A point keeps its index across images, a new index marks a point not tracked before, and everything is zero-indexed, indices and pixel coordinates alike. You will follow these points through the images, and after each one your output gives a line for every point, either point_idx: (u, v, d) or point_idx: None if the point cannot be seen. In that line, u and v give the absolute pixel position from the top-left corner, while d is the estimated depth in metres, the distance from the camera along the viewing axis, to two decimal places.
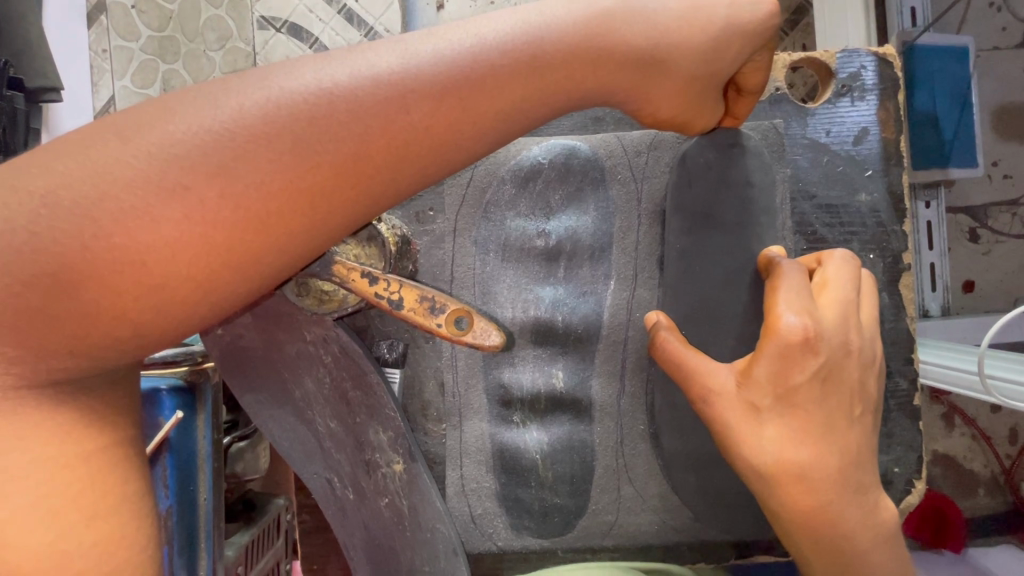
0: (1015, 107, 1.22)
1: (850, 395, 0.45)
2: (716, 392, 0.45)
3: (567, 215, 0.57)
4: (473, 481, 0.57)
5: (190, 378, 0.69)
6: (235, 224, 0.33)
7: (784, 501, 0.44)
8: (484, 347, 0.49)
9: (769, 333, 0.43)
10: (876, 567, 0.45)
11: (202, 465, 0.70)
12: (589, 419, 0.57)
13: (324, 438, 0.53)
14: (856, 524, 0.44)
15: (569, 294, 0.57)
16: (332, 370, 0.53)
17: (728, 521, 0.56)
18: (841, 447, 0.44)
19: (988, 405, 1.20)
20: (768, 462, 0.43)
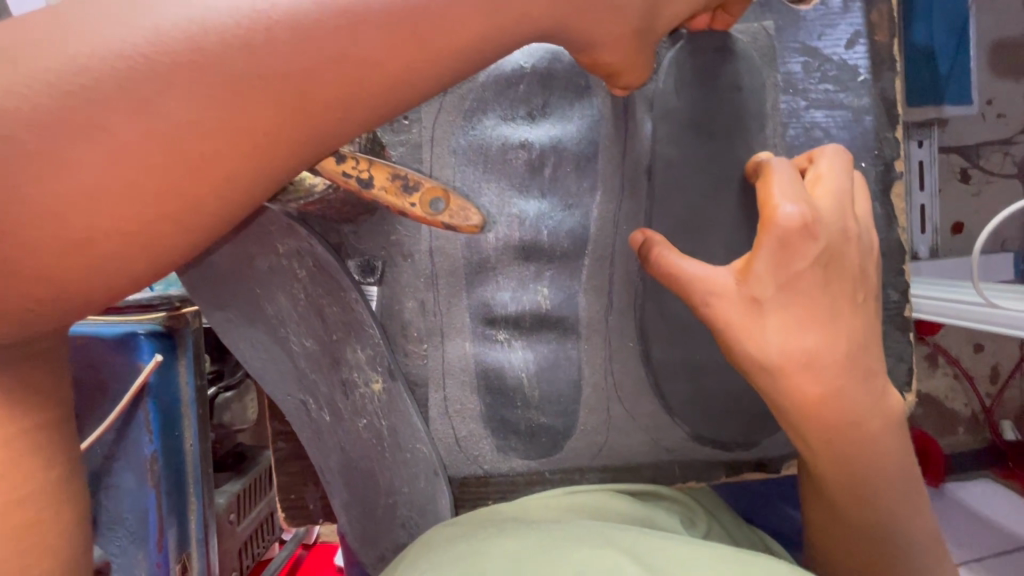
0: (1011, 42, 1.19)
1: (854, 283, 0.43)
2: (717, 293, 0.43)
3: (550, 124, 0.55)
4: (457, 403, 0.55)
5: (169, 324, 0.68)
6: (174, 140, 0.28)
7: (792, 392, 0.42)
8: (462, 225, 0.53)
9: (767, 225, 0.41)
10: (880, 448, 0.45)
11: (188, 412, 0.70)
12: (576, 337, 0.56)
13: (300, 359, 0.52)
14: (863, 406, 0.43)
15: (553, 208, 0.55)
16: (307, 284, 0.51)
17: (720, 425, 0.56)
18: (849, 332, 0.42)
19: (971, 345, 1.22)
20: (774, 354, 0.42)
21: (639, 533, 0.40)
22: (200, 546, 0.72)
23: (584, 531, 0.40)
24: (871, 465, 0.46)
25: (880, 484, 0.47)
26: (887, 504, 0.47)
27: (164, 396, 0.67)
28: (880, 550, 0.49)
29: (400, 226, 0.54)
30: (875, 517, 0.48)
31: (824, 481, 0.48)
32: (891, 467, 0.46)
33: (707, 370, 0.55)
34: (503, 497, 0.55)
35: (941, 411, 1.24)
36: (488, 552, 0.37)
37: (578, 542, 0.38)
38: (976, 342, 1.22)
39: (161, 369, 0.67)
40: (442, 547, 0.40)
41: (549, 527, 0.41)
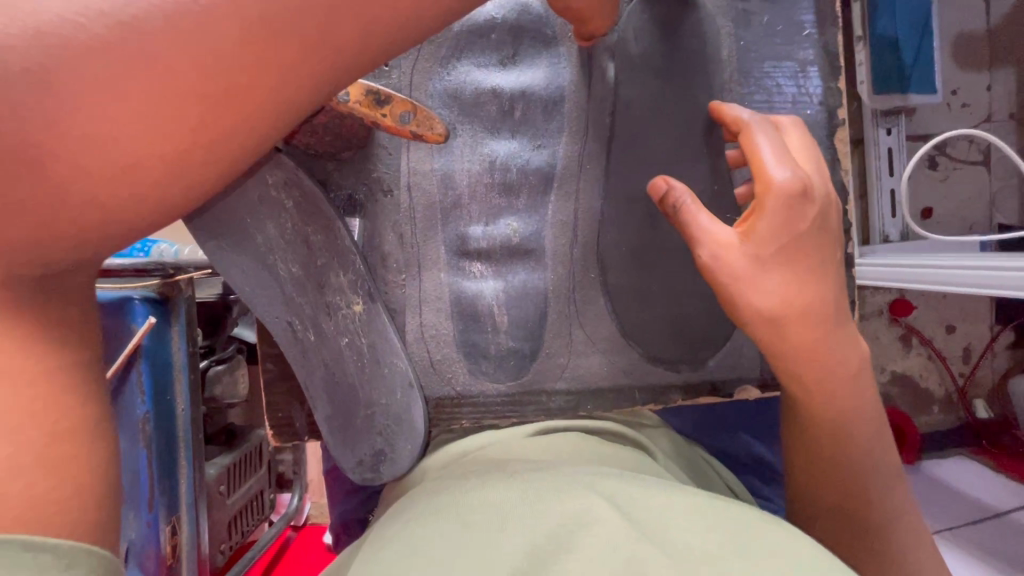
0: (970, 34, 1.26)
1: (836, 239, 0.46)
2: (719, 249, 0.44)
3: (519, 71, 0.59)
4: (432, 328, 0.59)
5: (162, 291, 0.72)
6: (184, 39, 0.30)
7: (788, 341, 0.44)
8: (429, 134, 0.56)
9: (768, 186, 0.43)
10: (857, 396, 0.47)
11: (178, 375, 0.73)
12: (543, 268, 0.60)
13: (286, 283, 0.55)
14: (844, 353, 0.46)
15: (522, 148, 0.60)
16: (293, 214, 0.55)
17: (669, 344, 0.60)
18: (833, 283, 0.45)
19: (943, 326, 1.30)
20: (774, 305, 0.43)
21: (617, 477, 0.43)
22: (190, 512, 0.75)
23: (568, 477, 0.42)
24: (852, 415, 0.47)
25: (856, 433, 0.48)
26: (867, 454, 0.48)
27: (157, 358, 0.71)
28: (871, 504, 0.49)
29: (381, 164, 0.59)
30: (854, 466, 0.49)
31: (811, 432, 0.49)
32: (868, 415, 0.48)
33: (664, 294, 0.59)
34: (474, 416, 0.59)
35: (918, 390, 1.31)
36: (478, 506, 0.39)
37: (563, 491, 0.40)
38: (948, 324, 1.30)
39: (154, 332, 0.71)
40: (431, 500, 0.42)
41: (534, 474, 0.43)
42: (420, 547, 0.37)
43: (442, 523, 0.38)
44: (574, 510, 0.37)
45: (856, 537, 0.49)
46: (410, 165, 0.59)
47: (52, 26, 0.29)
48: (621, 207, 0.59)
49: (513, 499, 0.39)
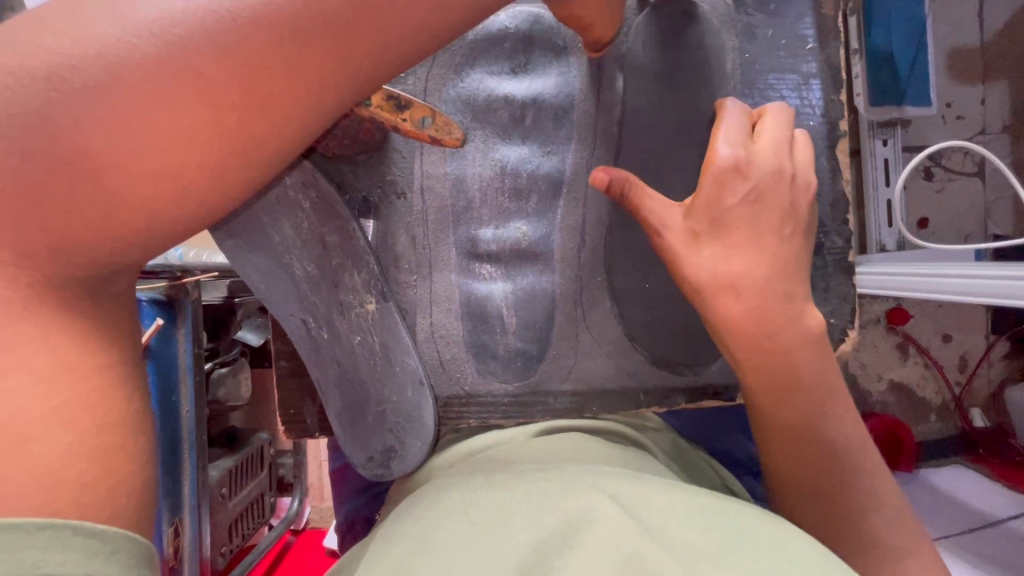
0: (966, 50, 1.29)
1: (781, 213, 0.47)
2: (662, 224, 0.48)
3: (530, 79, 0.61)
4: (442, 328, 0.61)
5: (169, 294, 0.81)
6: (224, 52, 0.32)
7: (720, 313, 0.47)
8: (446, 138, 0.58)
9: (707, 163, 0.47)
10: (805, 369, 0.47)
11: (183, 375, 0.83)
12: (552, 270, 0.61)
13: (302, 282, 0.57)
14: (787, 325, 0.46)
15: (532, 153, 0.61)
16: (309, 215, 0.57)
17: (677, 348, 0.61)
18: (770, 258, 0.47)
19: (939, 335, 1.32)
20: (704, 276, 0.47)
21: (622, 478, 0.44)
22: (191, 513, 0.84)
23: (574, 478, 0.43)
24: (803, 384, 0.47)
25: (807, 406, 0.48)
26: (821, 424, 0.48)
27: (162, 359, 0.81)
28: (825, 480, 0.49)
29: (395, 168, 0.61)
30: (811, 439, 0.48)
31: (761, 410, 0.49)
32: (817, 387, 0.48)
33: (672, 297, 0.60)
34: (481, 416, 0.60)
35: (914, 398, 1.33)
36: (482, 503, 0.41)
37: (567, 491, 0.41)
38: (944, 333, 1.32)
39: (161, 334, 0.82)
40: (435, 498, 0.44)
41: (538, 473, 0.44)
42: (426, 543, 0.38)
43: (448, 517, 0.40)
44: (577, 509, 0.39)
45: (828, 513, 0.49)
46: (423, 169, 0.61)
47: (104, 38, 0.31)
48: (630, 211, 0.60)
49: (517, 496, 0.41)
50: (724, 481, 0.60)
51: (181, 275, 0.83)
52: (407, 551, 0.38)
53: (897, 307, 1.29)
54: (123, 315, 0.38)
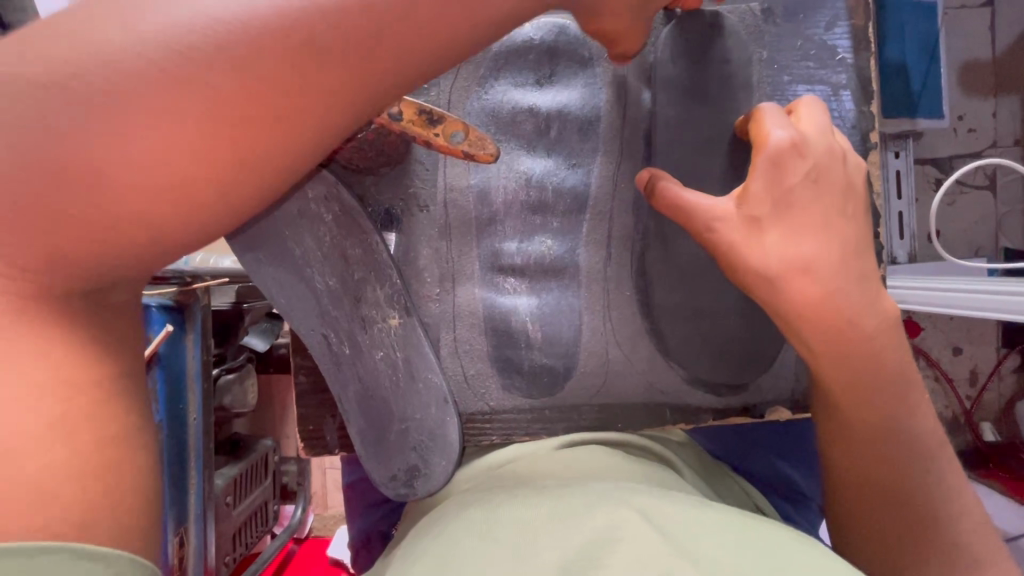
0: (980, 62, 1.29)
1: (842, 192, 0.45)
2: (718, 217, 0.45)
3: (555, 90, 0.60)
4: (465, 343, 0.59)
5: (179, 299, 0.82)
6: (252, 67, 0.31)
7: (794, 298, 0.43)
8: (480, 154, 0.55)
9: (759, 147, 0.44)
10: (880, 353, 0.45)
11: (190, 382, 0.83)
12: (577, 285, 0.60)
13: (323, 296, 0.56)
14: (862, 309, 0.44)
15: (557, 166, 0.60)
16: (331, 227, 0.56)
17: (713, 364, 0.60)
18: (840, 238, 0.44)
19: (951, 349, 1.31)
20: (773, 263, 0.43)
21: (648, 491, 0.42)
22: (197, 522, 0.84)
23: (599, 487, 0.42)
24: (882, 378, 0.45)
25: (884, 401, 0.46)
26: (899, 417, 0.46)
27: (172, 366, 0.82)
28: (899, 476, 0.46)
29: (419, 179, 0.59)
30: (886, 436, 0.46)
31: (835, 405, 0.47)
32: (891, 375, 0.45)
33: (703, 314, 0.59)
34: (506, 433, 0.59)
35: None
36: (509, 517, 0.40)
37: (593, 501, 0.40)
38: (956, 346, 1.31)
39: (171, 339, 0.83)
40: (464, 511, 0.43)
41: (563, 485, 0.43)
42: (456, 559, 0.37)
43: (476, 532, 0.39)
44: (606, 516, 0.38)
45: (897, 514, 0.46)
46: (447, 181, 0.60)
47: (128, 52, 0.30)
48: (658, 225, 0.59)
49: (543, 508, 0.40)
50: (752, 501, 0.59)
51: (191, 281, 0.84)
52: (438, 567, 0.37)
53: (909, 321, 1.28)
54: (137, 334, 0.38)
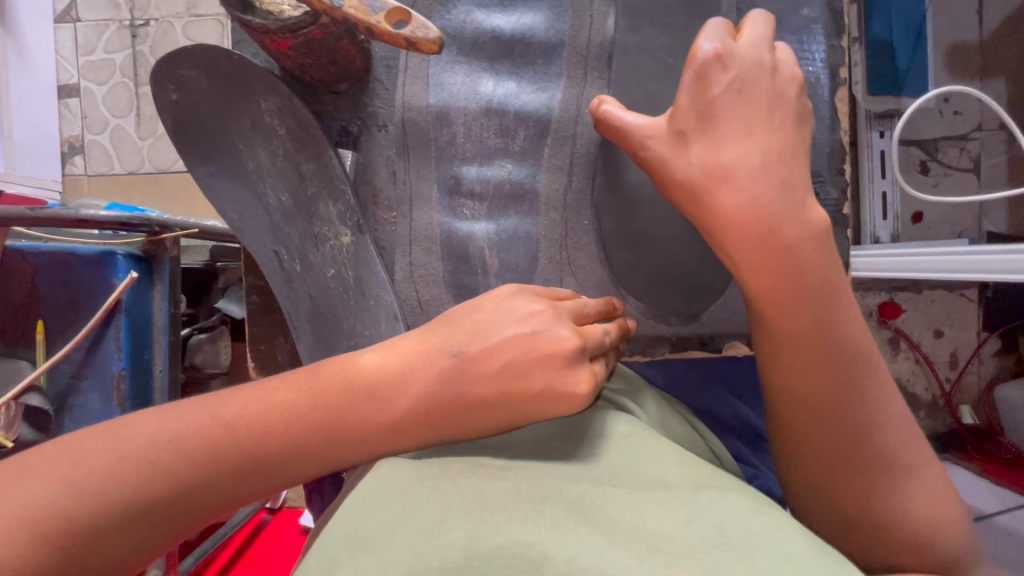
0: (968, 43, 1.26)
1: (769, 102, 0.45)
2: (651, 136, 0.47)
3: (519, 11, 0.59)
4: (422, 267, 0.59)
5: (148, 248, 0.93)
6: None
7: (716, 207, 0.44)
8: (424, 44, 0.41)
9: (689, 61, 0.46)
10: (806, 262, 0.42)
11: (157, 336, 0.96)
12: (535, 212, 0.59)
13: (275, 210, 0.55)
14: (781, 212, 0.43)
15: (521, 89, 0.59)
16: (285, 140, 0.55)
17: (660, 295, 0.61)
18: (762, 147, 0.44)
19: (931, 330, 1.30)
20: (696, 170, 0.45)
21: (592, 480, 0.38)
22: None
23: (539, 476, 0.38)
24: (815, 290, 0.43)
25: (818, 314, 0.43)
26: (835, 331, 0.43)
27: (137, 317, 0.95)
28: (843, 403, 0.43)
29: (378, 96, 0.58)
30: (825, 352, 0.43)
31: (768, 324, 0.44)
32: (816, 286, 0.42)
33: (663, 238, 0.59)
34: None
35: (905, 394, 1.31)
36: (424, 498, 0.36)
37: (523, 495, 0.36)
38: (935, 328, 1.30)
39: (137, 290, 0.94)
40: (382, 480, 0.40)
41: (502, 465, 0.40)
42: (358, 535, 0.35)
43: (385, 507, 0.37)
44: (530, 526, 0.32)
45: (831, 435, 0.43)
46: (405, 100, 0.58)
47: None
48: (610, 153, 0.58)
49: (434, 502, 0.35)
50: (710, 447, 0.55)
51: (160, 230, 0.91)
52: (339, 548, 0.35)
53: (890, 301, 1.27)
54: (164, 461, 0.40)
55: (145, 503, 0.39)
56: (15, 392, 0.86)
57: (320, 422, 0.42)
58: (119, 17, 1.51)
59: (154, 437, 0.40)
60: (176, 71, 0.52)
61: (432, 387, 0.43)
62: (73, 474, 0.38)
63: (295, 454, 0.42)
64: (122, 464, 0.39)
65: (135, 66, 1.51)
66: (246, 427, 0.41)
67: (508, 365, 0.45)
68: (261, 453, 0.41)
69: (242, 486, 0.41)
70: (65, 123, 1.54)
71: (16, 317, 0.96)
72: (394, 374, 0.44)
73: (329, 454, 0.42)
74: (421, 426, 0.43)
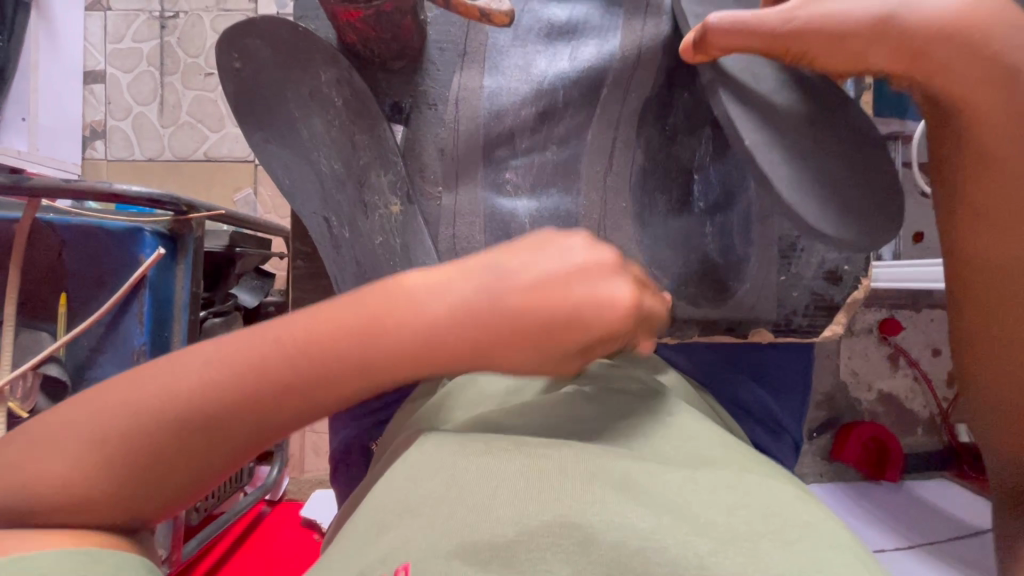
0: None
1: None
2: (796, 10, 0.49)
3: (572, 4, 0.63)
4: (464, 240, 0.61)
5: (174, 227, 0.94)
6: None
7: (911, 45, 0.46)
8: (497, 14, 0.47)
9: None
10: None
11: (177, 312, 0.97)
12: (576, 193, 0.62)
13: (327, 178, 0.57)
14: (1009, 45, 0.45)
15: (570, 74, 0.62)
16: (343, 112, 0.57)
17: (689, 276, 0.65)
18: None
19: (930, 349, 1.33)
20: (871, 12, 0.47)
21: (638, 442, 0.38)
22: None
23: (583, 449, 0.37)
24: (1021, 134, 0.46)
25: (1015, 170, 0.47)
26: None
27: (160, 293, 0.95)
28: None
29: (434, 75, 0.62)
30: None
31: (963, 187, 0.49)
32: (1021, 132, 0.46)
33: (727, 198, 0.63)
34: None
35: (903, 410, 1.33)
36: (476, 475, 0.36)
37: (570, 472, 0.35)
38: (935, 347, 1.33)
39: (160, 267, 0.95)
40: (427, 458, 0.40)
41: (541, 442, 0.38)
42: (406, 506, 0.36)
43: (431, 480, 0.37)
44: (578, 504, 0.32)
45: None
46: (460, 81, 0.62)
47: None
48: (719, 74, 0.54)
49: (504, 480, 0.35)
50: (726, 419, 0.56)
51: (188, 209, 0.92)
52: (388, 517, 0.36)
53: (891, 317, 1.30)
54: (151, 404, 0.37)
55: (199, 423, 0.37)
56: (35, 361, 0.86)
57: (372, 346, 0.37)
58: (150, 8, 1.54)
59: (209, 359, 0.37)
60: (242, 39, 0.54)
61: (457, 296, 0.37)
62: (136, 400, 0.37)
63: (315, 373, 0.37)
64: (180, 387, 0.37)
65: (161, 56, 1.54)
66: (294, 346, 0.37)
67: (538, 275, 0.38)
68: (287, 370, 0.37)
69: (287, 407, 0.37)
70: (89, 107, 1.56)
71: (38, 290, 0.96)
72: (440, 287, 0.37)
73: (375, 371, 0.37)
74: (480, 360, 0.37)
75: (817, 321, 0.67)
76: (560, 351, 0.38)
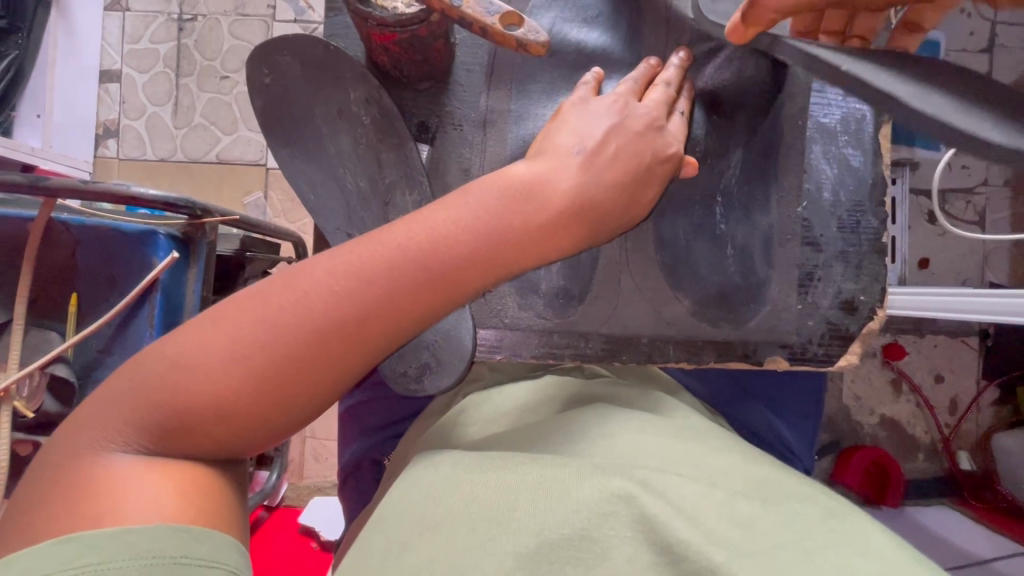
0: None
1: None
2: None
3: (599, 31, 0.64)
4: None
5: (189, 231, 0.94)
6: None
7: None
8: (533, 44, 0.48)
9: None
10: None
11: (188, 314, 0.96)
12: None
13: (352, 196, 0.58)
14: None
15: None
16: (369, 130, 0.57)
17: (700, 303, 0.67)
18: None
19: (932, 375, 1.33)
20: None
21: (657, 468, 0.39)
22: None
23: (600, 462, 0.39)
24: None
25: None
26: None
27: (171, 295, 0.95)
28: None
29: (460, 97, 0.63)
30: None
31: None
32: None
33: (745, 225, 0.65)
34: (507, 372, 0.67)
35: (904, 436, 1.33)
36: (494, 488, 0.38)
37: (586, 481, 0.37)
38: (937, 373, 1.33)
39: (173, 270, 0.95)
40: (449, 474, 0.41)
41: (556, 453, 0.40)
42: (427, 521, 0.37)
43: (452, 495, 0.38)
44: (602, 524, 0.34)
45: None
46: (487, 104, 0.63)
47: None
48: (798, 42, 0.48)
49: (522, 495, 0.37)
50: None
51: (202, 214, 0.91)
52: (410, 534, 0.37)
53: (894, 343, 1.31)
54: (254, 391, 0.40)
55: (321, 329, 0.41)
56: (43, 362, 0.84)
57: (482, 229, 0.44)
58: (169, 10, 1.55)
59: (329, 280, 0.42)
60: (273, 56, 0.56)
61: (522, 225, 0.45)
62: (269, 318, 0.41)
63: (400, 297, 0.42)
64: (311, 296, 0.41)
65: (178, 58, 1.55)
66: (415, 246, 0.43)
67: (589, 202, 0.47)
68: (382, 291, 0.42)
69: (380, 326, 0.42)
70: (103, 106, 1.55)
71: (50, 289, 0.97)
72: (542, 175, 0.46)
73: (454, 285, 0.44)
74: (543, 246, 0.46)
75: (832, 350, 0.67)
76: (601, 218, 0.48)
